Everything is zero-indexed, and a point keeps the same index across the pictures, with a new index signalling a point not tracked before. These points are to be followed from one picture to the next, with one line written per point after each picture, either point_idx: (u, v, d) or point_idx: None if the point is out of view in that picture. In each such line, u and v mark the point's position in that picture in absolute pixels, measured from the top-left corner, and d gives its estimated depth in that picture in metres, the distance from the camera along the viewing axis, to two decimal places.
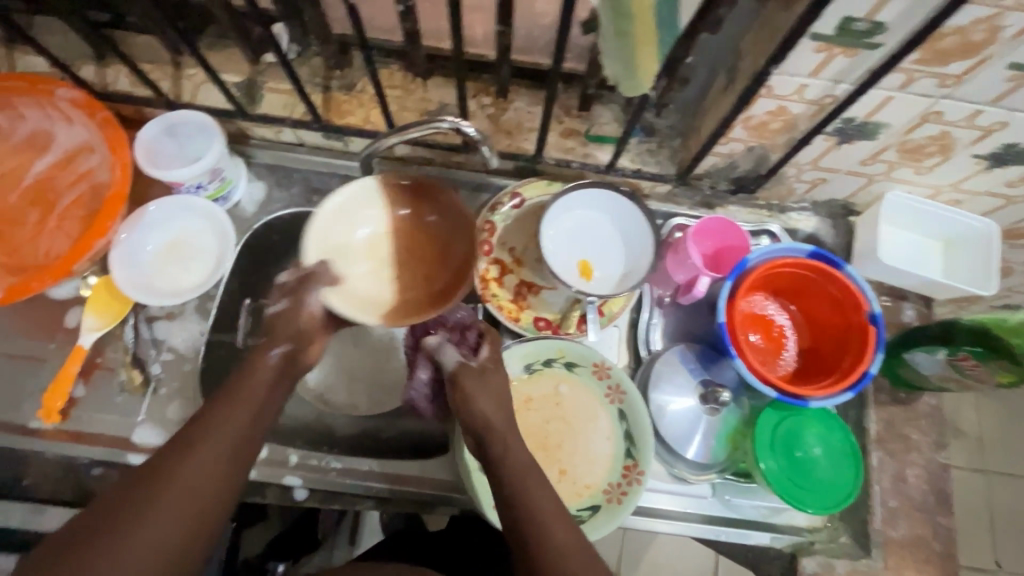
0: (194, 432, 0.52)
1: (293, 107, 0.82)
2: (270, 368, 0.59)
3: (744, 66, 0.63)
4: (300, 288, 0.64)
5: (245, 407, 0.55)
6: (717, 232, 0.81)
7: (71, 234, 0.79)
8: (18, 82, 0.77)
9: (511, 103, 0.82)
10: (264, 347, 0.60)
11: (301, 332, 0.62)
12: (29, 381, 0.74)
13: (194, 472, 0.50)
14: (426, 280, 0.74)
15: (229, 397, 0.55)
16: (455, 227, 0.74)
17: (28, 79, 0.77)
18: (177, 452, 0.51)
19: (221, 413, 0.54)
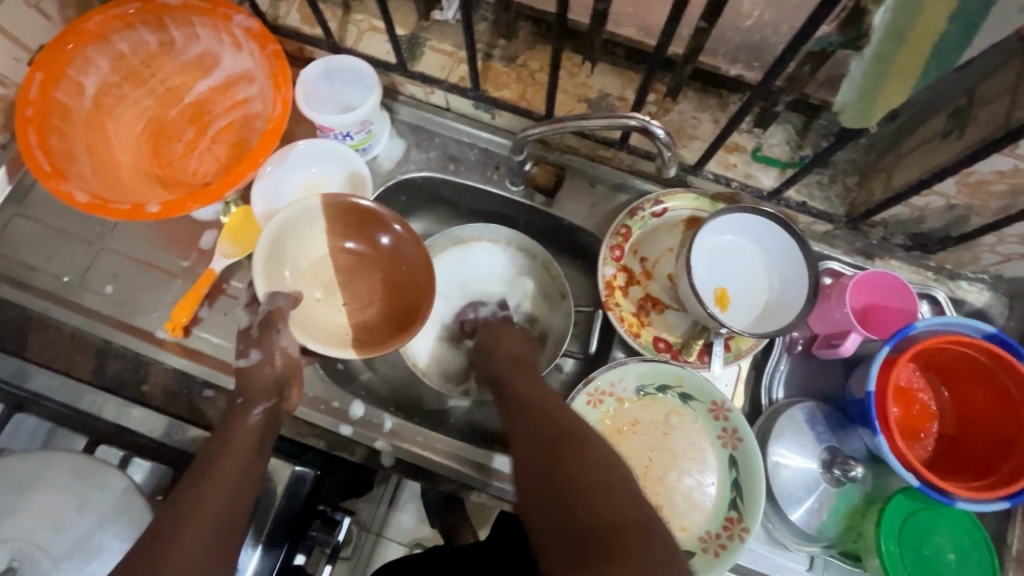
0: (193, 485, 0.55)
1: (451, 70, 0.80)
2: (248, 426, 0.62)
3: (985, 114, 0.55)
4: (266, 332, 0.67)
5: (234, 460, 0.58)
6: (879, 288, 0.73)
7: (220, 159, 0.82)
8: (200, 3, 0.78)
9: (676, 104, 0.76)
10: (244, 408, 0.63)
11: (277, 383, 0.66)
12: (164, 292, 0.78)
13: (198, 536, 0.52)
14: (369, 307, 0.75)
15: (218, 449, 0.59)
16: (417, 262, 0.74)
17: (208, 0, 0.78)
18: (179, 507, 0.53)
19: (213, 474, 0.56)
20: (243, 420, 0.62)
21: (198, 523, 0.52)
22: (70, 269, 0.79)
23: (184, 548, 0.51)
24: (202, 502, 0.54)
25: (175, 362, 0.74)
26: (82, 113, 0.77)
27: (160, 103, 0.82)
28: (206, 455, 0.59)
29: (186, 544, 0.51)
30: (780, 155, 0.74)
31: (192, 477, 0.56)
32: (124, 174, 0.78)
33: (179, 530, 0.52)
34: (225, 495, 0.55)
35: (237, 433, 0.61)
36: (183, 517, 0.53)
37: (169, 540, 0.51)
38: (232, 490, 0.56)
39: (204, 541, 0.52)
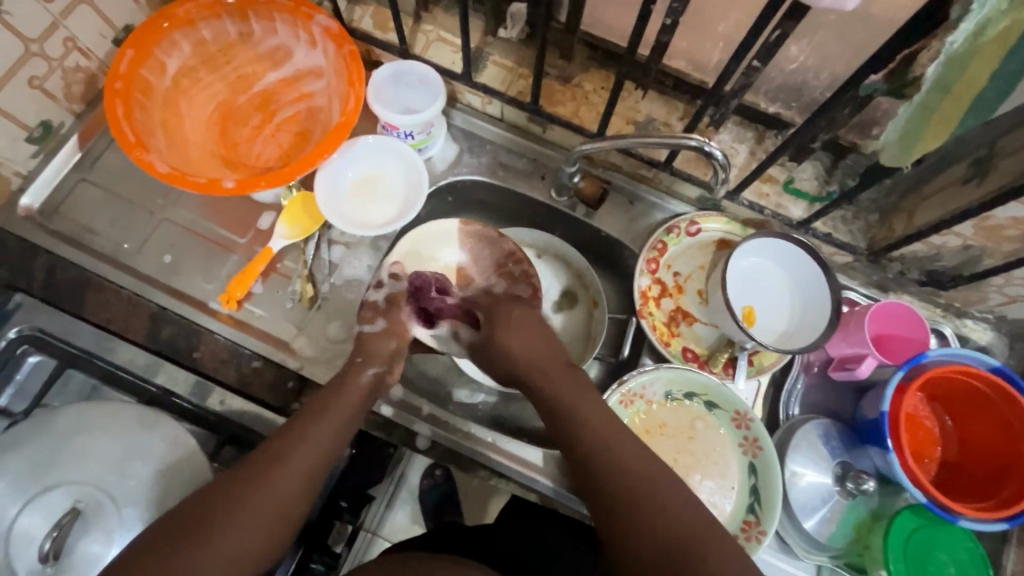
0: (295, 433, 0.61)
1: (510, 84, 0.85)
2: (362, 383, 0.69)
3: (1004, 165, 0.61)
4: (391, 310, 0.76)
5: (339, 418, 0.65)
6: (893, 317, 0.79)
7: (283, 146, 0.86)
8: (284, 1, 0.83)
9: (717, 134, 0.83)
10: (361, 366, 0.70)
11: (391, 356, 0.73)
12: (220, 266, 0.81)
13: (290, 483, 0.58)
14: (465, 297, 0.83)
15: (326, 404, 0.65)
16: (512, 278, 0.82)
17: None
18: (278, 450, 0.60)
19: (322, 421, 0.63)
20: (357, 377, 0.69)
21: (296, 462, 0.59)
22: (131, 237, 0.82)
23: (282, 482, 0.58)
24: (305, 445, 0.61)
25: (227, 333, 0.78)
26: (162, 92, 0.81)
27: (231, 89, 0.87)
28: (317, 400, 0.66)
29: (284, 478, 0.58)
30: (810, 188, 0.80)
31: (302, 416, 0.64)
32: (194, 152, 0.82)
33: (280, 465, 0.59)
34: (324, 442, 0.62)
35: (347, 390, 0.67)
36: (288, 451, 0.60)
37: (273, 469, 0.58)
38: (331, 440, 0.63)
39: (300, 479, 0.59)
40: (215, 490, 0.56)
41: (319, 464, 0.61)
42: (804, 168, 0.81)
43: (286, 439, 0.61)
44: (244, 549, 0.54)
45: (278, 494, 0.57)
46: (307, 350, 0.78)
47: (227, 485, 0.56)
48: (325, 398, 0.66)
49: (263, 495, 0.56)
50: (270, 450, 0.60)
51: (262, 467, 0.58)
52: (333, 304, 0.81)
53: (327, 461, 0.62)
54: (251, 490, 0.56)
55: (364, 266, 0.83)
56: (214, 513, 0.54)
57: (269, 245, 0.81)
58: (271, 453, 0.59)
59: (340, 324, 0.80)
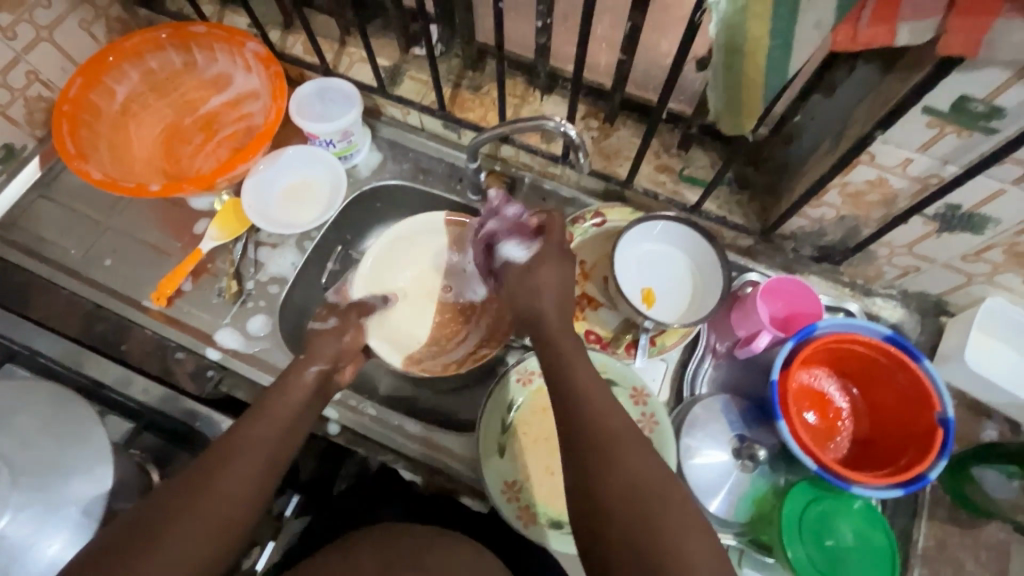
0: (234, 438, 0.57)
1: (424, 95, 0.93)
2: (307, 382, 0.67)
3: (851, 132, 0.64)
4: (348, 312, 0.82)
5: (283, 413, 0.63)
6: (790, 294, 0.80)
7: (221, 159, 0.94)
8: (220, 32, 0.93)
9: (616, 130, 0.88)
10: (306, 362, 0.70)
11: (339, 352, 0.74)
12: (154, 268, 0.88)
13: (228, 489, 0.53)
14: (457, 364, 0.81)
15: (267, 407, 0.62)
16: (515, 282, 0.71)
17: (227, 31, 0.93)
18: (215, 458, 0.55)
19: (269, 411, 0.62)
20: (301, 375, 0.68)
21: (255, 448, 0.57)
22: (78, 243, 0.89)
23: (243, 469, 0.55)
24: (259, 432, 0.59)
25: (156, 328, 0.83)
26: (111, 114, 0.91)
27: (177, 111, 0.96)
28: (263, 399, 0.64)
29: (245, 465, 0.55)
30: (704, 176, 0.84)
31: (253, 411, 0.62)
32: (137, 166, 0.90)
33: (215, 475, 0.54)
34: (277, 430, 0.61)
35: (293, 383, 0.67)
36: (244, 440, 0.57)
37: (229, 458, 0.55)
38: (285, 428, 0.62)
39: (262, 464, 0.57)
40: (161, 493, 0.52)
41: (276, 448, 0.59)
42: (698, 157, 0.85)
43: (240, 428, 0.59)
44: (212, 539, 0.51)
45: (217, 501, 0.52)
46: (228, 342, 0.83)
47: (160, 497, 0.51)
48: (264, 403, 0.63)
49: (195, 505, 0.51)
50: (222, 442, 0.57)
51: (195, 478, 0.53)
52: (257, 299, 0.86)
53: (283, 446, 0.60)
54: (213, 479, 0.53)
55: (288, 263, 0.89)
56: (140, 535, 0.49)
57: (200, 246, 0.87)
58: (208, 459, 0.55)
59: (261, 318, 0.85)
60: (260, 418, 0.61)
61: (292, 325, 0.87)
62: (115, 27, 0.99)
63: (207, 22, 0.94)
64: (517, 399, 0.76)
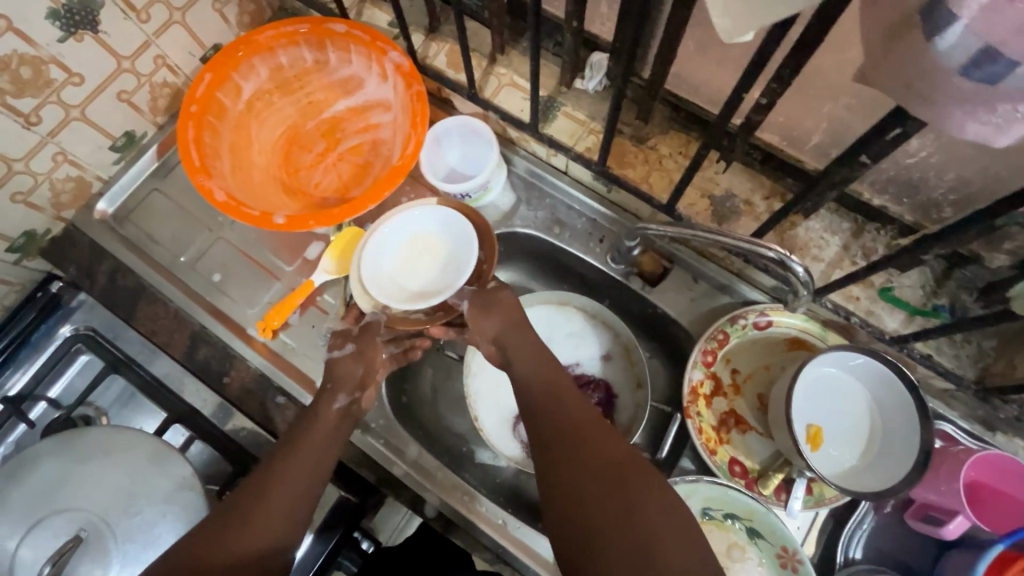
0: (263, 479, 0.61)
1: (578, 138, 0.80)
2: (331, 416, 0.67)
3: None
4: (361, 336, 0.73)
5: (313, 442, 0.64)
6: (1004, 472, 0.63)
7: (342, 176, 0.85)
8: (361, 34, 0.81)
9: (805, 221, 0.72)
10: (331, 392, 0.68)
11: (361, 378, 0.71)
12: (262, 291, 0.82)
13: (272, 513, 0.58)
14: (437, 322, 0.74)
15: (290, 445, 0.64)
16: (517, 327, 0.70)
17: (370, 33, 0.81)
18: (247, 504, 0.59)
19: (289, 466, 0.62)
20: (327, 406, 0.67)
21: (281, 489, 0.60)
22: (186, 250, 0.84)
23: (246, 547, 0.56)
24: (275, 491, 0.60)
25: (259, 363, 0.78)
26: (236, 115, 0.83)
27: (302, 114, 0.87)
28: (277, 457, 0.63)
29: (266, 515, 0.58)
30: (912, 299, 0.69)
31: (262, 482, 0.60)
32: (256, 178, 0.83)
33: (250, 516, 0.58)
34: (290, 488, 0.60)
35: (310, 428, 0.65)
36: (253, 504, 0.59)
37: (252, 514, 0.58)
38: (303, 484, 0.61)
39: (293, 495, 0.60)
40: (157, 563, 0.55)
41: (293, 502, 0.60)
42: (909, 273, 0.69)
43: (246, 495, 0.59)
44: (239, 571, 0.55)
45: (264, 525, 0.57)
46: None
47: (193, 545, 0.56)
48: (292, 438, 0.65)
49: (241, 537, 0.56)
50: (229, 517, 0.58)
51: (232, 520, 0.57)
52: None
53: (311, 484, 0.62)
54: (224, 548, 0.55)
55: None
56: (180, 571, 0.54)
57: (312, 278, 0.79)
58: (236, 510, 0.58)
59: None
60: (284, 464, 0.62)
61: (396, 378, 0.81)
62: (247, 6, 0.89)
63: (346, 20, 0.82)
64: None
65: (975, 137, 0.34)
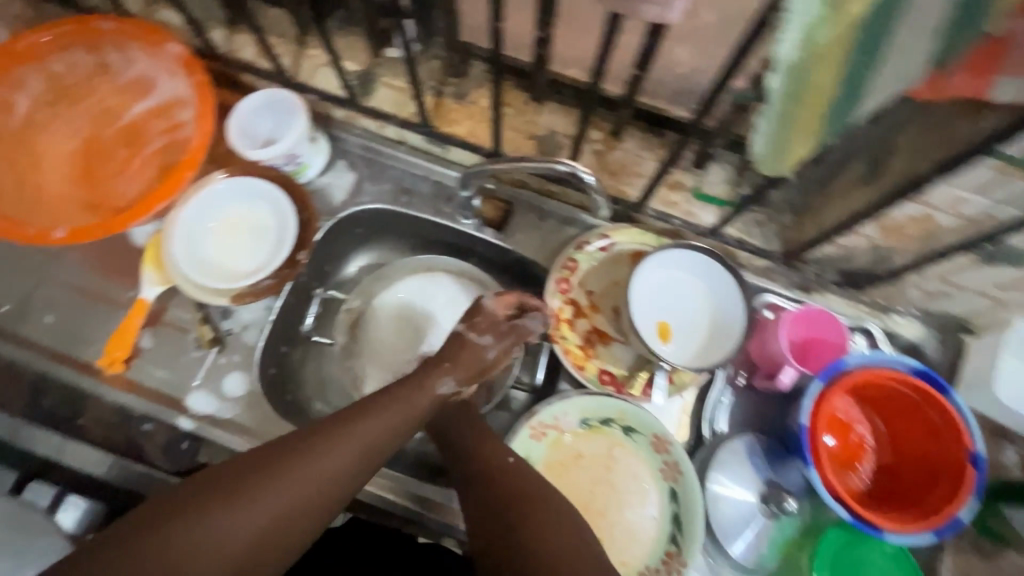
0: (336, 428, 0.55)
1: (402, 105, 0.82)
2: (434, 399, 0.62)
3: (897, 163, 0.57)
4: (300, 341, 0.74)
5: (408, 409, 0.60)
6: (815, 322, 0.75)
7: (148, 181, 0.79)
8: (135, 29, 0.79)
9: (621, 143, 0.79)
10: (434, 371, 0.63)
11: None
12: (102, 323, 0.76)
13: (331, 459, 0.53)
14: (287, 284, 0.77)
15: (390, 400, 0.60)
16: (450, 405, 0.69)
17: (143, 27, 0.79)
18: (292, 448, 0.53)
19: (378, 419, 0.57)
20: (436, 381, 0.63)
21: (358, 442, 0.55)
22: (7, 298, 0.77)
23: (273, 496, 0.50)
24: (343, 442, 0.54)
25: (115, 396, 0.73)
26: (14, 132, 0.79)
27: (94, 123, 0.81)
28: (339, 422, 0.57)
29: (313, 463, 0.53)
30: (719, 193, 0.77)
31: (309, 441, 0.54)
32: (50, 197, 0.78)
33: (286, 458, 0.52)
34: (366, 441, 0.56)
35: (420, 392, 0.62)
36: (294, 453, 0.53)
37: (298, 457, 0.52)
38: (376, 442, 0.56)
39: (358, 448, 0.55)
40: (142, 513, 0.48)
41: (364, 454, 0.55)
42: (713, 172, 0.78)
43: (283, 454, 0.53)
44: (264, 516, 0.49)
45: (318, 469, 0.52)
46: (201, 407, 0.74)
47: (205, 482, 0.50)
48: (391, 393, 0.60)
49: (276, 483, 0.51)
50: (264, 457, 0.52)
51: (265, 466, 0.51)
52: (231, 353, 0.77)
53: (386, 446, 0.58)
54: (247, 492, 0.50)
55: (261, 310, 0.78)
56: (186, 509, 0.48)
57: (142, 295, 0.76)
58: (275, 453, 0.53)
59: (238, 375, 0.76)
60: (357, 426, 0.56)
61: (273, 378, 0.79)
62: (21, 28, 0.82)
63: (114, 16, 0.80)
64: None
65: (654, 17, 0.39)
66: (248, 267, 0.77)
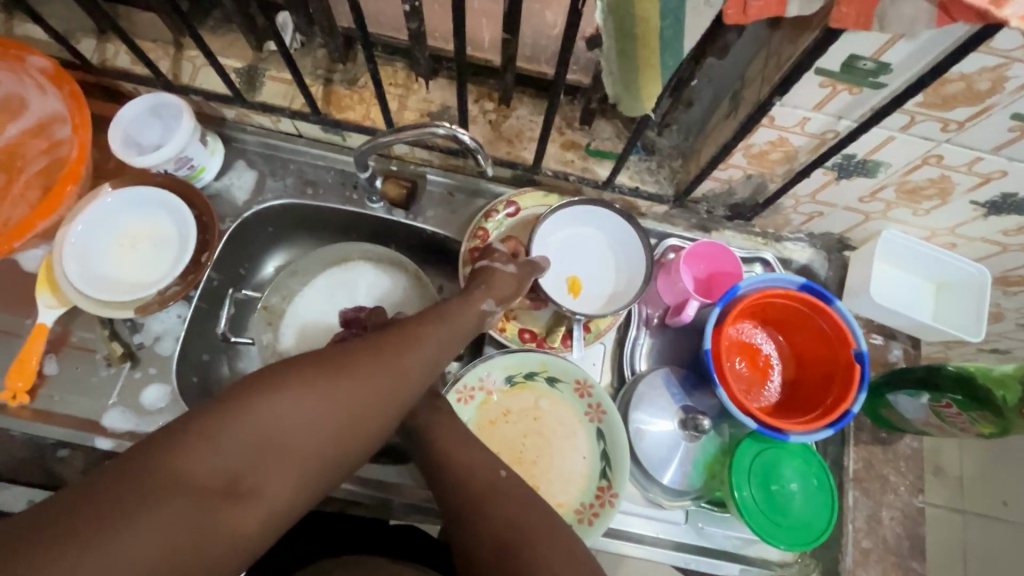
0: (395, 342, 0.57)
1: (292, 97, 0.81)
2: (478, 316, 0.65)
3: (749, 93, 0.62)
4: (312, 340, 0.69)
5: (457, 328, 0.62)
6: (711, 257, 0.80)
7: (34, 204, 0.75)
8: None
9: (514, 110, 0.82)
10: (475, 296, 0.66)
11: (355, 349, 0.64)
12: (2, 355, 0.74)
13: (383, 372, 0.54)
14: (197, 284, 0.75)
15: (444, 321, 0.62)
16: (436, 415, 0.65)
17: (0, 44, 0.76)
18: (345, 354, 0.54)
19: (433, 330, 0.60)
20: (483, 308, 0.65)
21: (412, 356, 0.57)
22: None
23: (341, 395, 0.51)
24: (408, 353, 0.56)
25: (26, 427, 0.71)
26: None
27: None
28: (406, 327, 0.59)
29: (371, 374, 0.53)
30: (611, 147, 0.81)
31: (361, 348, 0.55)
32: None
33: (348, 366, 0.53)
34: (426, 359, 0.58)
35: (467, 310, 0.64)
36: (348, 355, 0.54)
37: (354, 363, 0.53)
38: (433, 360, 0.58)
39: (421, 362, 0.57)
40: (226, 391, 0.49)
41: (419, 372, 0.57)
42: (603, 128, 0.81)
43: (364, 355, 0.54)
44: (323, 416, 0.50)
45: (371, 379, 0.53)
46: (120, 425, 0.72)
47: (267, 376, 0.50)
48: (443, 314, 0.62)
49: (331, 386, 0.51)
50: (324, 358, 0.53)
51: (326, 367, 0.52)
52: (146, 367, 0.75)
53: (438, 366, 0.59)
54: (314, 383, 0.51)
55: (173, 319, 0.77)
56: (253, 398, 0.48)
57: (40, 320, 0.73)
58: (339, 358, 0.53)
59: (155, 387, 0.74)
60: (418, 340, 0.58)
61: (196, 387, 0.77)
62: None
63: None
64: None
65: None
66: (155, 276, 0.76)
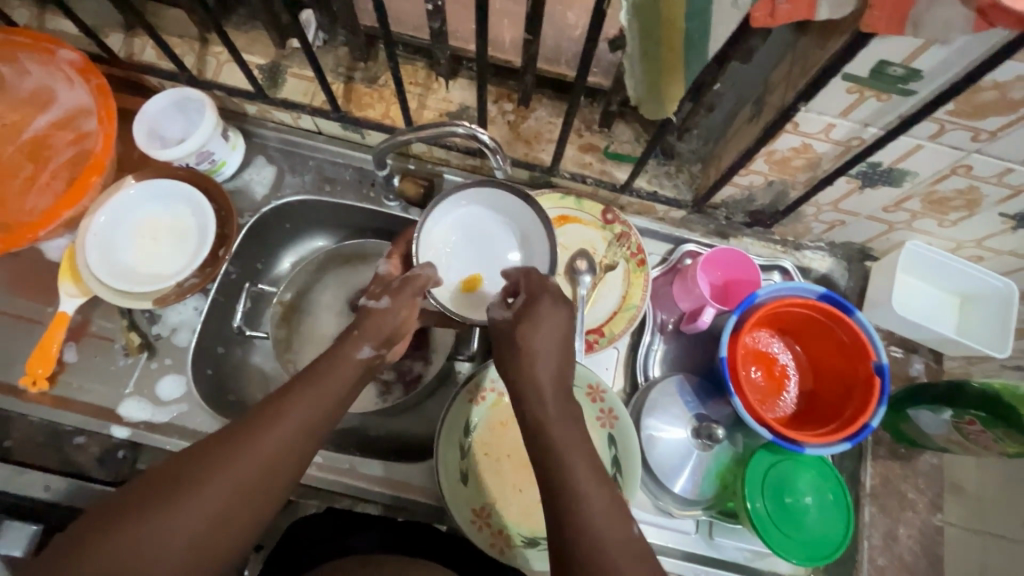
0: (257, 420, 0.50)
1: (313, 94, 0.81)
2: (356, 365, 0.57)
3: (772, 99, 0.61)
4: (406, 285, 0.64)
5: (333, 382, 0.54)
6: (730, 263, 0.78)
7: (58, 195, 0.77)
8: (21, 38, 0.76)
9: (533, 111, 0.81)
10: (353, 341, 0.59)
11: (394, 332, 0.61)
12: (24, 341, 0.75)
13: (255, 454, 0.48)
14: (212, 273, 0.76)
15: (311, 380, 0.54)
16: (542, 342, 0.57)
17: (30, 35, 0.76)
18: (200, 454, 0.47)
19: (305, 395, 0.52)
20: (352, 353, 0.57)
21: (280, 429, 0.49)
22: None
23: (202, 499, 0.45)
24: (273, 428, 0.49)
25: (44, 413, 0.72)
26: None
27: None
28: (268, 400, 0.51)
29: (236, 463, 0.47)
30: (629, 150, 0.80)
31: (224, 437, 0.48)
32: None
33: (214, 461, 0.47)
34: (294, 430, 0.50)
35: (339, 359, 0.57)
36: (207, 452, 0.47)
37: (218, 461, 0.47)
38: (306, 428, 0.51)
39: (289, 433, 0.50)
40: (83, 521, 0.44)
41: (296, 440, 0.50)
42: (622, 131, 0.81)
43: (218, 448, 0.47)
44: (192, 524, 0.44)
45: (240, 468, 0.47)
46: (136, 415, 0.73)
47: (119, 501, 0.45)
48: (309, 374, 0.54)
49: (196, 491, 0.45)
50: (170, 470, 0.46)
51: (175, 478, 0.46)
52: (163, 358, 0.76)
53: (317, 428, 0.52)
54: (168, 500, 0.44)
55: (190, 312, 0.78)
56: (106, 528, 0.43)
57: (62, 309, 0.75)
58: (186, 467, 0.46)
59: (172, 377, 0.75)
60: (283, 409, 0.50)
61: (211, 379, 0.78)
62: None
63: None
64: (467, 445, 0.70)
65: None
66: (174, 268, 0.77)
